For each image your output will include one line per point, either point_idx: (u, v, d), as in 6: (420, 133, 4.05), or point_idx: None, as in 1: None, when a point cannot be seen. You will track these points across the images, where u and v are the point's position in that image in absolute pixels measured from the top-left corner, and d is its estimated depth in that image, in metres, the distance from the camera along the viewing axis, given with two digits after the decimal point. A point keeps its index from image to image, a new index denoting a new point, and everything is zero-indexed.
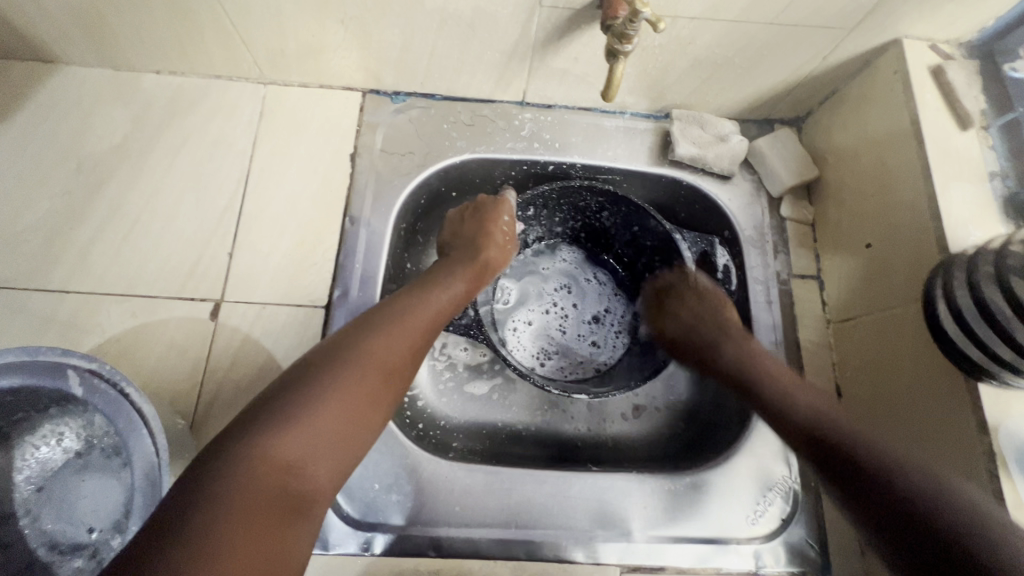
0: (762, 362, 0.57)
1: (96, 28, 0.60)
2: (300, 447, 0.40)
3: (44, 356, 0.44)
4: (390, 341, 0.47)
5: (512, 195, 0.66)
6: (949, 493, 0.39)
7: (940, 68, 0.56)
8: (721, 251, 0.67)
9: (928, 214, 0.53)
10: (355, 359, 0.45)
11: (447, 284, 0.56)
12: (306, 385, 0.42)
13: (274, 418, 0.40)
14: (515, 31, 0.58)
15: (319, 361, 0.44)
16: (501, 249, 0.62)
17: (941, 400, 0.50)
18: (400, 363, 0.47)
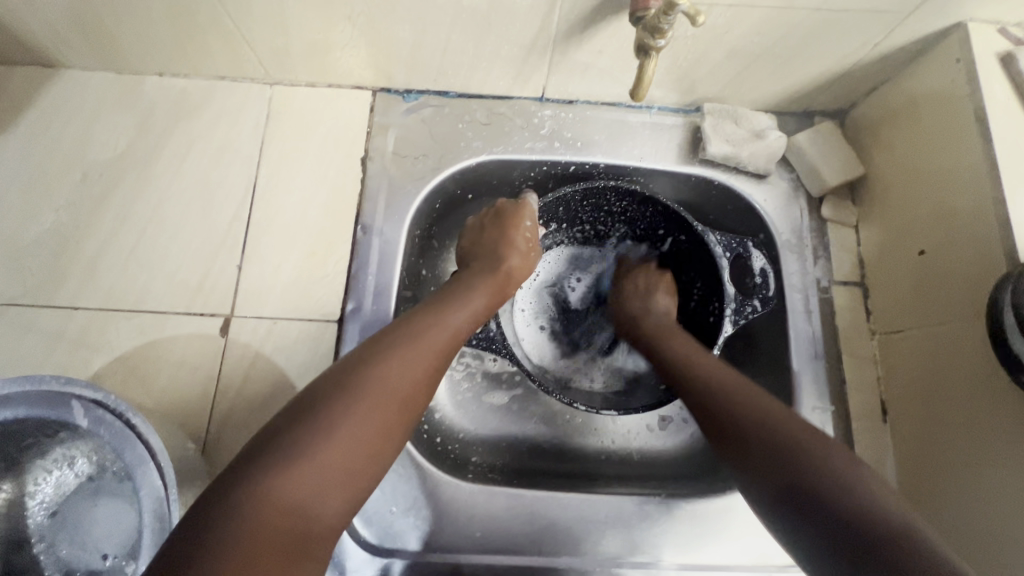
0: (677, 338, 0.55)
1: (94, 31, 0.57)
2: (314, 481, 0.37)
3: (48, 386, 0.42)
4: (406, 363, 0.44)
5: (533, 197, 0.62)
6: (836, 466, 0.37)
7: (1011, 55, 0.50)
8: (757, 254, 0.61)
9: (995, 221, 0.47)
10: (370, 386, 0.42)
11: (467, 297, 0.53)
12: (317, 414, 0.40)
13: (285, 451, 0.38)
14: (535, 24, 0.54)
15: (331, 387, 0.41)
16: (522, 258, 0.59)
17: (1004, 427, 0.45)
18: (416, 387, 0.45)
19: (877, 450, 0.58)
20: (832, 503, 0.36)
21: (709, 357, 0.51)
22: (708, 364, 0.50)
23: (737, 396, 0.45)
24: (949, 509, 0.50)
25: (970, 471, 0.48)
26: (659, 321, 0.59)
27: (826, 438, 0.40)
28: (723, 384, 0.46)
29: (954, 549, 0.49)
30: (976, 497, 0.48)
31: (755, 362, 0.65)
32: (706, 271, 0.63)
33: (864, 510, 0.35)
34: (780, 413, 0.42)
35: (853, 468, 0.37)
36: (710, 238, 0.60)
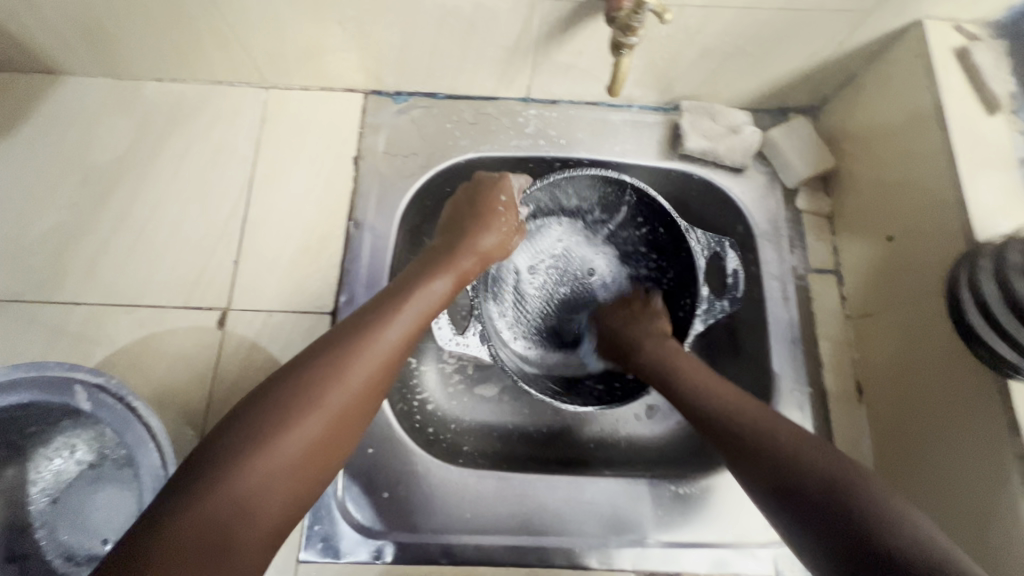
0: (683, 361, 0.55)
1: (96, 38, 0.60)
2: (251, 487, 0.37)
3: (52, 371, 0.44)
4: (367, 351, 0.44)
5: (518, 180, 0.61)
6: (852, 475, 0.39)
7: (965, 49, 0.53)
8: (732, 254, 0.62)
9: (954, 204, 0.50)
10: (327, 375, 0.41)
11: (430, 282, 0.52)
12: (258, 416, 0.39)
13: (235, 444, 0.37)
14: (518, 26, 0.56)
15: (277, 387, 0.40)
16: (493, 241, 0.59)
17: (967, 400, 0.48)
18: (377, 373, 0.44)
19: (853, 429, 0.60)
20: (848, 508, 0.37)
21: (713, 377, 0.52)
22: (719, 388, 0.51)
23: (748, 419, 0.46)
24: (920, 483, 0.52)
25: (939, 445, 0.50)
26: (656, 347, 0.58)
27: (838, 451, 0.42)
28: (738, 410, 0.48)
29: (927, 520, 0.51)
30: (944, 468, 0.50)
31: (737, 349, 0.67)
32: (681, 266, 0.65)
33: (883, 514, 0.36)
34: (774, 426, 0.45)
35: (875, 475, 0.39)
36: (691, 237, 0.62)
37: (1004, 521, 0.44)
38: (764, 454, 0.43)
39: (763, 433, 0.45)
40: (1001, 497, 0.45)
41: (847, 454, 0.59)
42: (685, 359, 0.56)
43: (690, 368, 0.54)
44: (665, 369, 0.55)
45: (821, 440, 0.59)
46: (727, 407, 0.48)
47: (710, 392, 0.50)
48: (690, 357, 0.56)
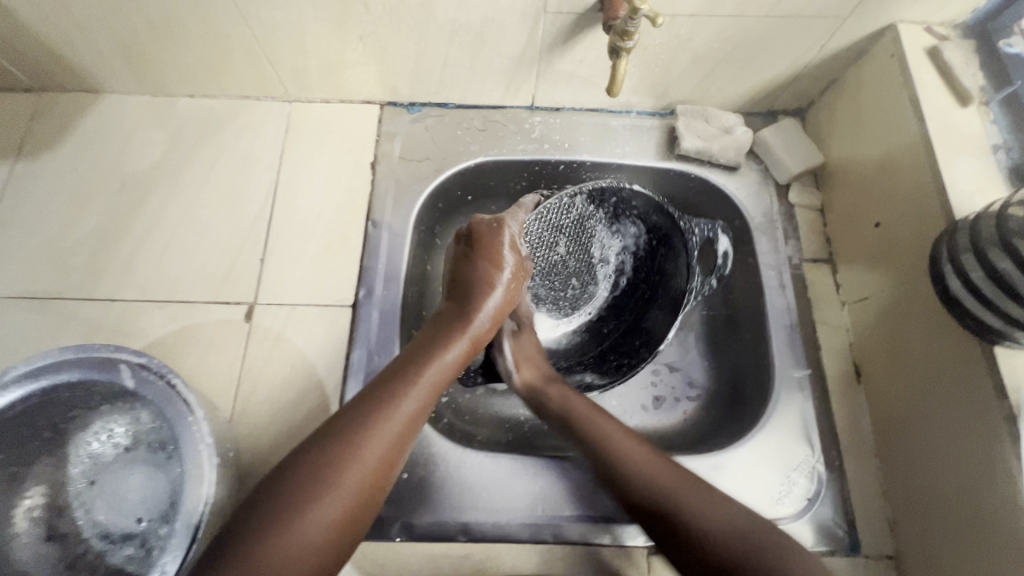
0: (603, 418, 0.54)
1: (137, 57, 0.66)
2: (298, 549, 0.38)
3: (98, 352, 0.48)
4: (388, 422, 0.44)
5: (515, 226, 0.60)
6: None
7: (936, 48, 0.58)
8: (723, 238, 0.64)
9: (934, 188, 0.54)
10: (351, 451, 0.42)
11: (441, 350, 0.51)
12: (302, 482, 0.40)
13: (261, 525, 0.38)
14: (523, 37, 0.62)
15: (320, 452, 0.41)
16: (505, 296, 0.57)
17: (956, 369, 0.50)
18: (396, 447, 0.44)
19: (853, 409, 0.62)
20: None
21: (643, 449, 0.51)
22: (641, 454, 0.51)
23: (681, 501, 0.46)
24: (917, 455, 0.55)
25: (933, 416, 0.53)
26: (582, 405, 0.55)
27: (763, 531, 0.44)
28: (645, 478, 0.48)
29: (925, 489, 0.54)
30: (938, 439, 0.52)
31: (739, 336, 0.70)
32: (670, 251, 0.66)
33: None
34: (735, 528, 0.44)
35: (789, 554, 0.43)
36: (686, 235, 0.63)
37: (997, 481, 0.46)
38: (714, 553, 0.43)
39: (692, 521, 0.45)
40: (992, 458, 0.47)
41: (847, 433, 0.61)
42: (612, 423, 0.54)
43: (613, 431, 0.53)
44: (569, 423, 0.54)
45: (822, 419, 0.62)
46: (654, 485, 0.48)
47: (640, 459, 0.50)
48: (615, 421, 0.54)
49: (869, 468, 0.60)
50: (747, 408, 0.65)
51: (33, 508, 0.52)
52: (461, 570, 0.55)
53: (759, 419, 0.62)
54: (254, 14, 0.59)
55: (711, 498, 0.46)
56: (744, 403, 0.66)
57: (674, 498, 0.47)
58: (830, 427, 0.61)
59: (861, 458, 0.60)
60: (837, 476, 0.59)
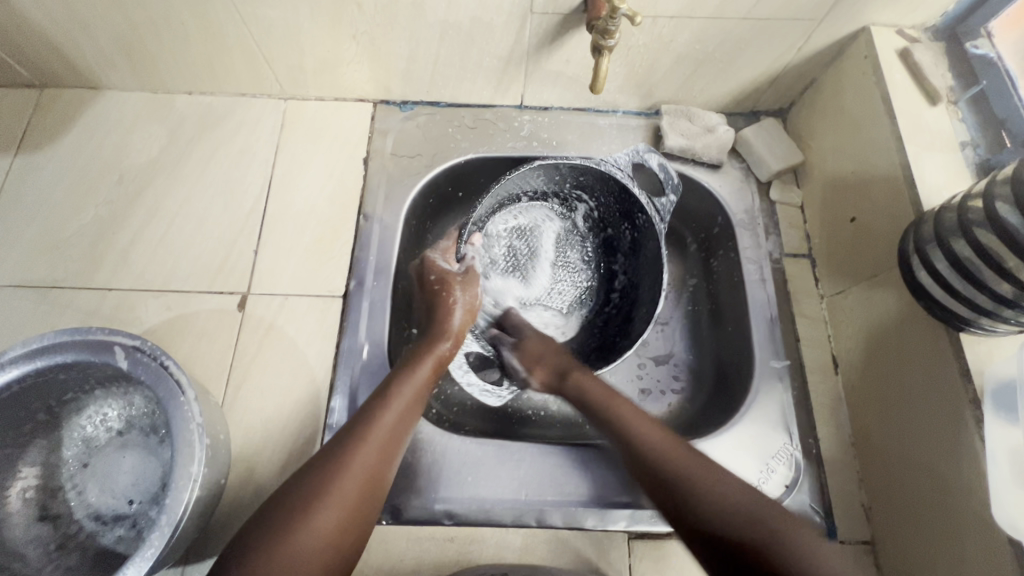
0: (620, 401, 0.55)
1: (137, 54, 0.68)
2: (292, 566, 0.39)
3: (94, 335, 0.49)
4: (371, 434, 0.46)
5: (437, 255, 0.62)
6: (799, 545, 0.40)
7: (907, 50, 0.60)
8: (652, 156, 0.63)
9: (904, 182, 0.56)
10: (336, 468, 0.44)
11: (413, 367, 0.53)
12: (294, 502, 0.42)
13: (257, 545, 0.39)
14: (511, 37, 0.64)
15: (311, 472, 0.43)
16: (465, 316, 0.59)
17: (925, 355, 0.52)
18: (381, 461, 0.46)
19: (831, 399, 0.64)
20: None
21: (651, 424, 0.52)
22: (659, 438, 0.50)
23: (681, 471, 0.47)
24: (890, 441, 0.56)
25: (905, 402, 0.55)
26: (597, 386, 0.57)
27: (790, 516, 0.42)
28: (652, 452, 0.49)
29: (896, 474, 0.55)
30: (909, 423, 0.54)
31: (722, 329, 0.71)
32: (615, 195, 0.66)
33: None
34: (730, 491, 0.44)
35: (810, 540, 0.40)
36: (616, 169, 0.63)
37: (963, 463, 0.48)
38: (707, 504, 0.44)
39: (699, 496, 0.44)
40: (958, 440, 0.48)
41: (825, 422, 0.63)
42: (627, 406, 0.54)
43: (630, 413, 0.54)
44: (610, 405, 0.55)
45: (801, 409, 0.63)
46: (675, 466, 0.47)
47: (653, 439, 0.50)
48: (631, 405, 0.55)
49: (846, 456, 0.61)
50: (728, 399, 0.67)
51: (26, 489, 0.52)
52: (447, 553, 0.56)
53: (740, 407, 0.63)
54: (250, 13, 0.61)
55: (723, 483, 0.45)
56: (725, 394, 0.67)
57: (689, 481, 0.46)
58: (809, 416, 0.63)
59: (838, 446, 0.62)
60: (815, 464, 0.61)
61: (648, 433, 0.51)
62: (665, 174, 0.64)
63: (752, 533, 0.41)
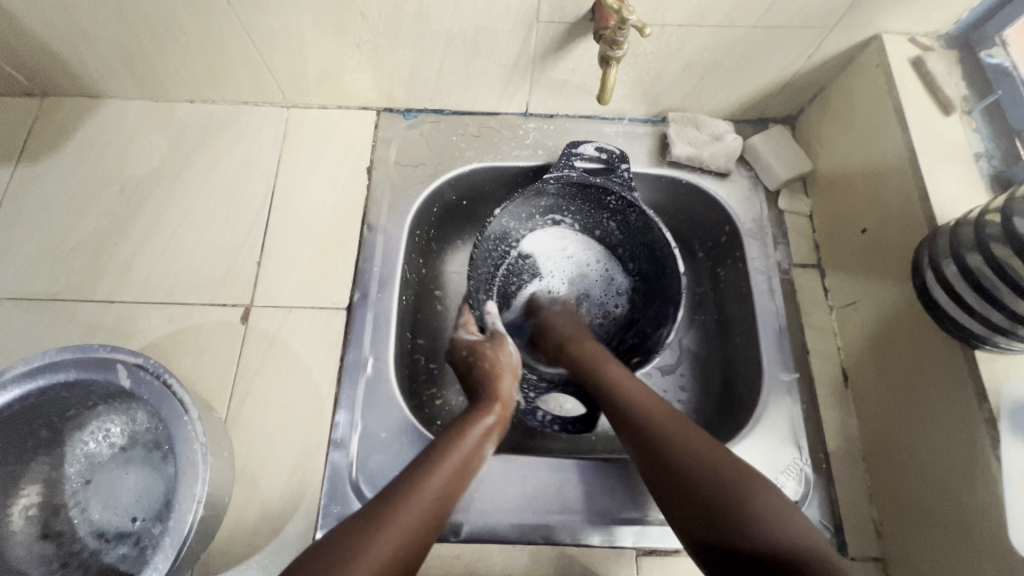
0: (611, 364, 0.59)
1: (138, 63, 0.67)
2: None
3: (96, 352, 0.48)
4: (423, 487, 0.46)
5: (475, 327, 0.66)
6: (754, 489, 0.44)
7: (920, 59, 0.59)
8: (584, 147, 0.67)
9: (917, 194, 0.55)
10: (377, 528, 0.42)
11: (465, 431, 0.52)
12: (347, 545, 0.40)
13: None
14: (516, 46, 0.63)
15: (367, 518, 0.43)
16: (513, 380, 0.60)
17: (939, 372, 0.51)
18: (422, 527, 0.44)
19: (841, 412, 0.63)
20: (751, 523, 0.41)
21: (637, 383, 0.56)
22: (647, 397, 0.53)
23: (658, 422, 0.50)
24: (902, 457, 0.55)
25: (918, 419, 0.54)
26: (595, 348, 0.61)
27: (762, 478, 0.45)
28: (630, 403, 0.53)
29: (909, 492, 0.54)
30: (921, 440, 0.53)
31: (730, 341, 0.71)
32: (579, 189, 0.67)
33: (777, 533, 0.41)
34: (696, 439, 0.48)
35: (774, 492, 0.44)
36: (563, 172, 0.65)
37: (979, 483, 0.47)
38: (677, 451, 0.47)
39: (677, 450, 0.47)
40: (974, 460, 0.48)
41: (835, 436, 0.62)
42: (617, 368, 0.58)
43: (616, 374, 0.57)
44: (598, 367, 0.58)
45: (810, 423, 0.62)
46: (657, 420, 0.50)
47: (639, 399, 0.53)
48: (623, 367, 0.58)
49: (856, 471, 0.60)
50: (736, 411, 0.66)
51: (28, 507, 0.52)
52: (453, 570, 0.55)
53: (750, 421, 0.62)
54: (252, 21, 0.60)
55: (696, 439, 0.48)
56: (733, 406, 0.67)
57: (669, 435, 0.49)
58: (818, 430, 0.62)
59: (848, 461, 0.61)
60: (825, 479, 0.60)
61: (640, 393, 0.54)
62: (605, 156, 0.67)
63: (712, 489, 0.44)
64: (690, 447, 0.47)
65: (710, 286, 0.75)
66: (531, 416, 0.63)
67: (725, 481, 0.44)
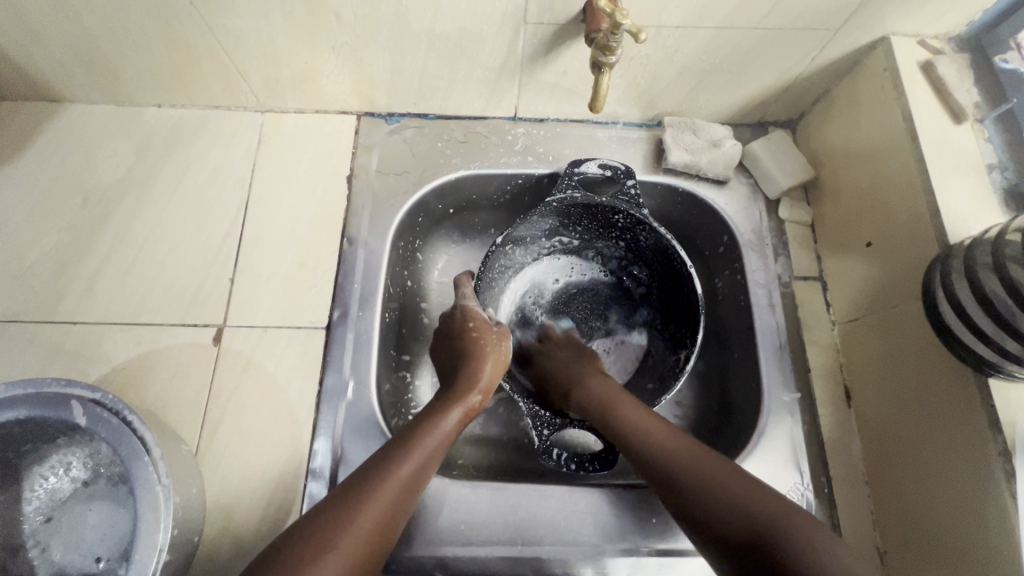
0: (624, 404, 0.54)
1: (98, 66, 0.62)
2: None
3: (48, 388, 0.45)
4: (389, 480, 0.45)
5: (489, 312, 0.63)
6: (799, 526, 0.41)
7: (930, 63, 0.56)
8: (589, 165, 0.63)
9: (926, 208, 0.52)
10: (349, 515, 0.42)
11: (442, 414, 0.52)
12: (303, 542, 0.40)
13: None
14: (503, 48, 0.59)
15: (327, 513, 0.42)
16: (496, 365, 0.58)
17: (949, 399, 0.49)
18: (394, 512, 0.44)
19: (843, 433, 0.60)
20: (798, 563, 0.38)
21: (657, 421, 0.52)
22: (667, 435, 0.50)
23: (690, 468, 0.46)
24: (909, 485, 0.53)
25: (925, 446, 0.51)
26: (602, 386, 0.57)
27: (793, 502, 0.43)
28: (656, 447, 0.49)
29: (914, 522, 0.52)
30: (929, 468, 0.51)
31: (728, 356, 0.68)
32: (588, 212, 0.64)
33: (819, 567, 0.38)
34: (737, 480, 0.44)
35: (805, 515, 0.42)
36: (567, 195, 0.62)
37: (992, 517, 0.45)
38: (713, 495, 0.44)
39: (707, 496, 0.44)
40: (987, 493, 0.45)
41: (837, 458, 0.59)
42: (630, 410, 0.53)
43: (635, 416, 0.52)
44: (614, 411, 0.54)
45: (812, 444, 0.60)
46: (681, 454, 0.47)
47: (661, 446, 0.49)
48: (644, 409, 0.53)
49: (858, 495, 0.58)
50: (735, 431, 0.63)
51: None
52: None
53: (748, 442, 0.60)
54: (218, 22, 0.56)
55: (731, 474, 0.45)
56: (731, 426, 0.64)
57: (692, 472, 0.46)
58: (820, 452, 0.60)
59: (851, 484, 0.58)
60: (827, 503, 0.58)
61: (662, 438, 0.49)
62: (609, 172, 0.63)
63: (750, 531, 0.41)
64: (725, 484, 0.44)
65: (707, 298, 0.72)
66: (547, 457, 0.56)
67: (761, 519, 0.41)
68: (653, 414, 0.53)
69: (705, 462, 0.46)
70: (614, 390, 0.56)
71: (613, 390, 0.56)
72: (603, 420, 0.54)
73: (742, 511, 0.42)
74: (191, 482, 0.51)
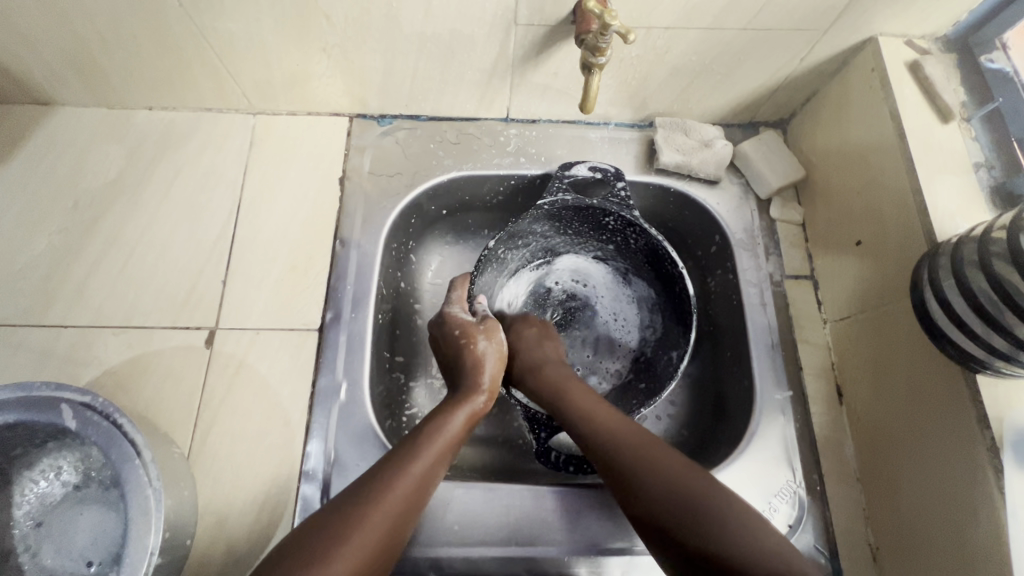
0: (574, 391, 0.55)
1: (89, 69, 0.62)
2: None
3: (38, 391, 0.45)
4: (405, 476, 0.46)
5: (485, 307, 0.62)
6: (734, 518, 0.40)
7: (917, 63, 0.57)
8: (579, 167, 0.64)
9: (915, 207, 0.52)
10: (363, 511, 0.42)
11: (449, 414, 0.52)
12: (323, 535, 0.40)
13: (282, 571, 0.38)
14: (494, 50, 0.59)
15: (347, 507, 0.42)
16: (498, 364, 0.59)
17: (938, 395, 0.49)
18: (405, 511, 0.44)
19: (835, 431, 0.61)
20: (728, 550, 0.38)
21: (605, 408, 0.52)
22: (615, 421, 0.50)
23: (638, 454, 0.46)
24: (900, 481, 0.53)
25: (916, 443, 0.52)
26: (556, 371, 0.58)
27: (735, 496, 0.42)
28: (610, 430, 0.49)
29: (906, 518, 0.52)
30: (920, 465, 0.51)
31: (720, 354, 0.68)
32: (579, 215, 0.64)
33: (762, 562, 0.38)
34: (680, 470, 0.44)
35: (751, 514, 0.41)
36: (558, 197, 0.62)
37: (981, 512, 0.45)
38: (645, 480, 0.44)
39: (647, 480, 0.44)
40: (976, 488, 0.46)
41: (829, 456, 0.60)
42: (583, 396, 0.54)
43: (581, 404, 0.53)
44: (567, 394, 0.54)
45: (804, 443, 0.60)
46: (621, 440, 0.48)
47: (614, 428, 0.49)
48: (592, 395, 0.54)
49: (851, 492, 0.58)
50: (727, 429, 0.64)
51: None
52: None
53: (741, 441, 0.60)
54: (209, 25, 0.56)
55: (676, 463, 0.45)
56: (724, 424, 0.64)
57: (634, 455, 0.46)
58: (812, 450, 0.60)
59: (843, 482, 0.59)
60: (819, 501, 0.58)
61: (614, 425, 0.49)
62: (600, 174, 0.64)
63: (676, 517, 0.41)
64: (663, 472, 0.44)
65: (700, 297, 0.72)
66: (546, 457, 0.59)
67: (697, 508, 0.41)
68: (602, 402, 0.53)
69: (653, 452, 0.46)
70: (574, 379, 0.57)
71: (573, 378, 0.57)
72: (555, 406, 0.54)
73: (674, 499, 0.42)
74: (182, 485, 0.51)
